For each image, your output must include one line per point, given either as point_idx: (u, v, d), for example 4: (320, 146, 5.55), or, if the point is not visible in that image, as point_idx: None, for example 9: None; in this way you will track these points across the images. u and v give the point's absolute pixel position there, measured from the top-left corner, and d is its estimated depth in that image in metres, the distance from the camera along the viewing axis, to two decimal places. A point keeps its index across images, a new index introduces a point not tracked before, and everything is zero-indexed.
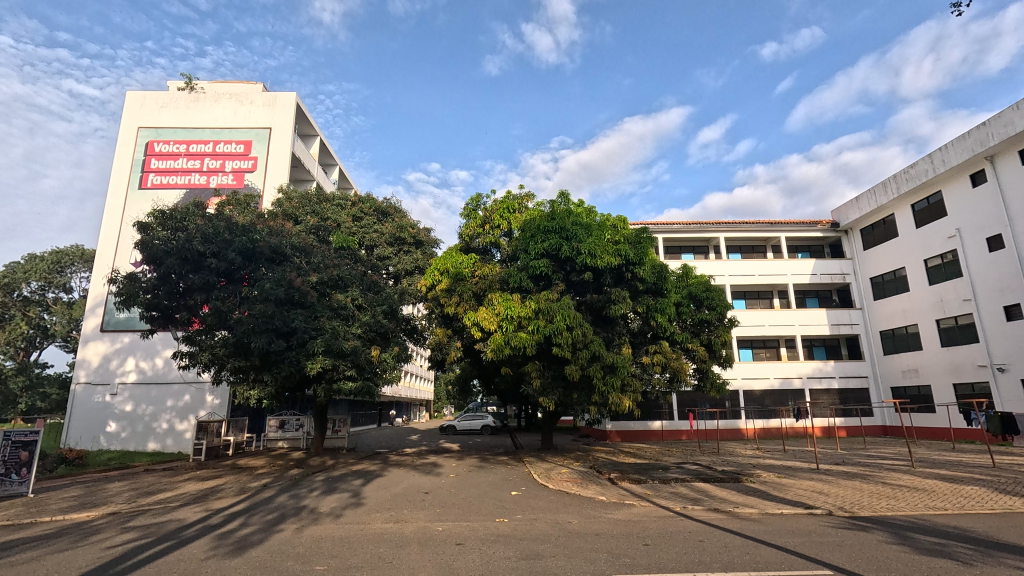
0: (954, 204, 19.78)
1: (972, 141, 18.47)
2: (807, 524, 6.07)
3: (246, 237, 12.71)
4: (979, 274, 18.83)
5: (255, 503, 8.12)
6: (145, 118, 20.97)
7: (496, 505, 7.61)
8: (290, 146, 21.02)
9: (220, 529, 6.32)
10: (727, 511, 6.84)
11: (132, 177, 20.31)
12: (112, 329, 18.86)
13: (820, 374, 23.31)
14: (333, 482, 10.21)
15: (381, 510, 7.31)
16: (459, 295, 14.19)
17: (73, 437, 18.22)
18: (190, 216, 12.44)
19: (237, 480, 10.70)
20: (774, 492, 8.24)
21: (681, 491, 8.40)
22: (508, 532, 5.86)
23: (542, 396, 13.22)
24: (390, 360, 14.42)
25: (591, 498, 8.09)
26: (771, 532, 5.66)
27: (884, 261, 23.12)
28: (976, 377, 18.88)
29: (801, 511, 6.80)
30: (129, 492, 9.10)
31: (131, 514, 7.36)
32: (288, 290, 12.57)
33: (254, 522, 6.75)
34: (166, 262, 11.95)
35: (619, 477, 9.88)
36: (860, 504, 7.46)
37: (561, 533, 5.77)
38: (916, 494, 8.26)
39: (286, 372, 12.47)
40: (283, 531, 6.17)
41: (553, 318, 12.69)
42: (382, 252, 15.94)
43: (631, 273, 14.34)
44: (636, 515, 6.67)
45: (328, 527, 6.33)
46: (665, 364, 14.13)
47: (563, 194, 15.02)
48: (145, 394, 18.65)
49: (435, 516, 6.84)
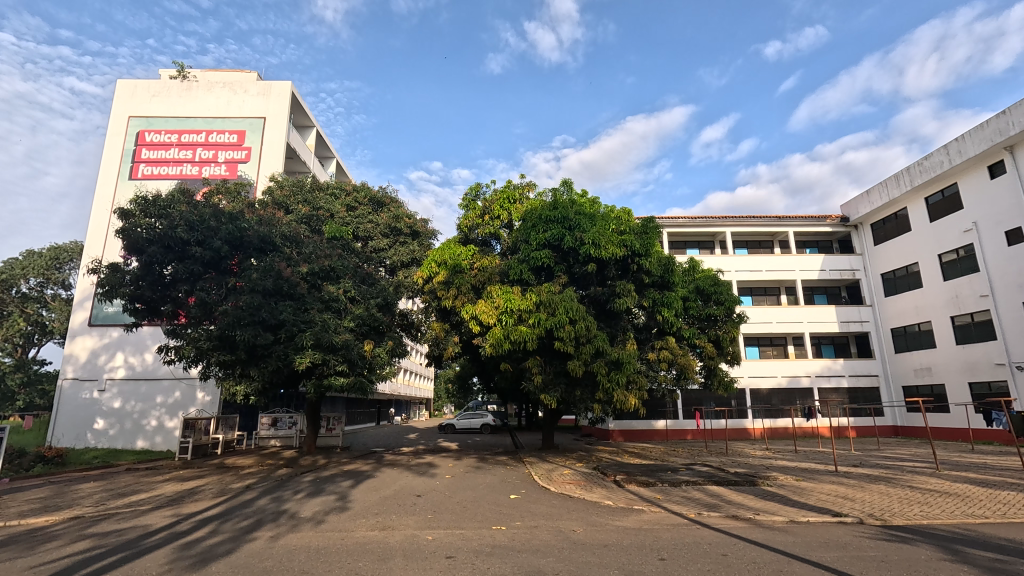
0: (971, 197, 19.08)
1: (991, 130, 17.74)
2: (840, 534, 5.43)
3: (234, 225, 12.08)
4: (996, 269, 18.14)
5: (232, 507, 7.49)
6: (136, 107, 20.37)
7: (494, 511, 6.96)
8: (285, 136, 20.43)
9: (185, 538, 5.71)
10: (749, 519, 6.20)
11: (123, 167, 19.74)
12: (100, 323, 18.27)
13: (828, 373, 22.69)
14: (321, 483, 9.58)
15: (367, 516, 6.65)
16: (458, 288, 13.48)
17: (59, 435, 17.62)
18: (175, 203, 11.79)
19: (220, 480, 10.10)
20: (797, 497, 7.58)
21: (694, 496, 7.75)
22: (507, 543, 5.23)
23: (544, 394, 12.55)
24: (384, 355, 13.76)
25: (596, 502, 7.44)
26: (801, 544, 5.03)
27: (896, 256, 22.43)
28: (994, 376, 18.22)
29: (829, 519, 6.16)
30: (101, 494, 8.47)
31: (96, 519, 6.75)
32: (276, 280, 12.04)
33: (226, 530, 6.13)
34: (148, 251, 11.32)
35: (625, 479, 9.23)
36: (890, 510, 6.86)
37: (567, 545, 5.13)
38: (950, 500, 7.60)
39: (274, 367, 11.90)
40: (255, 541, 5.56)
41: (555, 310, 12.05)
42: (377, 244, 15.39)
43: (636, 264, 13.70)
44: (648, 523, 6.04)
45: (306, 535, 5.71)
46: (672, 361, 13.56)
47: (566, 182, 14.38)
48: (133, 390, 18.08)
49: (427, 523, 6.24)
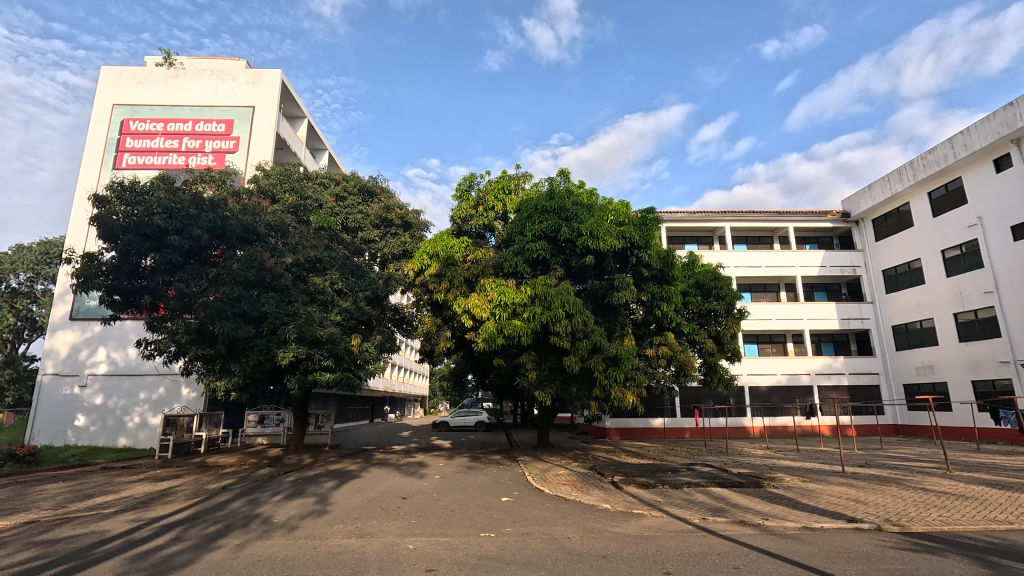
0: (976, 191, 18.67)
1: (997, 122, 17.29)
2: (859, 543, 4.97)
3: (215, 213, 11.52)
4: (1002, 265, 17.74)
5: (202, 511, 6.97)
6: (121, 94, 19.76)
7: (483, 515, 6.50)
8: (274, 125, 19.86)
9: (141, 547, 5.20)
10: (756, 524, 5.75)
11: (106, 156, 19.16)
12: (82, 317, 17.66)
13: (829, 370, 22.33)
14: (303, 484, 9.08)
15: (346, 521, 6.16)
16: (449, 282, 12.93)
17: (36, 432, 17.05)
18: (153, 189, 11.17)
19: (196, 481, 9.56)
20: (806, 500, 7.14)
21: (698, 498, 7.28)
22: (496, 554, 4.74)
23: (538, 390, 11.99)
24: (372, 350, 13.23)
25: (593, 506, 6.97)
26: (818, 555, 4.55)
27: (899, 252, 22.03)
28: (998, 373, 17.84)
29: (844, 526, 5.69)
30: (64, 495, 7.90)
31: (52, 524, 6.22)
32: (259, 271, 11.62)
33: (190, 537, 5.62)
34: (123, 239, 10.74)
35: (624, 480, 8.76)
36: (907, 515, 6.42)
37: (562, 555, 4.66)
38: (969, 504, 7.15)
39: (256, 362, 11.37)
40: (219, 549, 5.06)
41: (551, 304, 11.57)
42: (367, 235, 14.85)
43: (636, 257, 13.24)
44: (650, 530, 5.56)
45: (274, 544, 5.20)
46: (671, 357, 13.08)
47: (563, 171, 13.88)
48: (116, 386, 17.52)
49: (409, 529, 5.77)
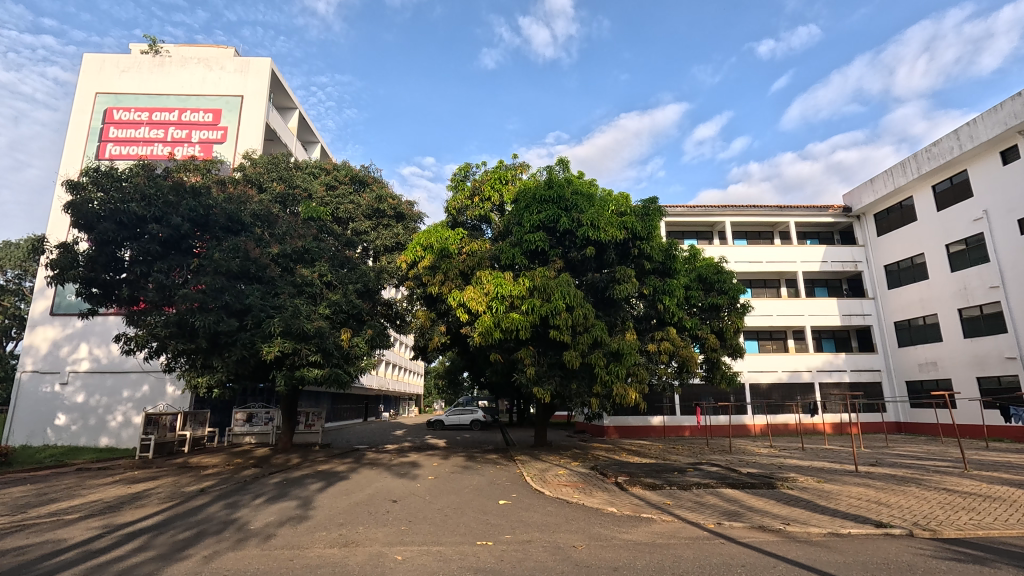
0: (981, 184, 18.30)
1: (1004, 113, 16.90)
2: (896, 552, 4.49)
3: (197, 201, 10.92)
4: (1009, 259, 17.36)
5: (175, 516, 6.43)
6: (103, 83, 19.09)
7: (479, 521, 5.99)
8: (263, 115, 19.24)
9: (98, 558, 4.65)
10: (778, 530, 5.27)
11: (89, 147, 18.50)
12: (63, 312, 17.02)
13: (830, 368, 21.94)
14: (287, 486, 8.53)
15: (330, 528, 5.64)
16: (444, 274, 12.40)
17: (14, 432, 16.40)
18: (132, 175, 10.60)
19: (174, 483, 9.00)
20: (824, 503, 6.65)
21: (709, 501, 6.79)
22: (494, 567, 4.21)
23: (537, 386, 11.50)
24: (363, 346, 12.69)
25: (597, 509, 6.46)
26: (857, 567, 4.05)
27: (901, 247, 21.66)
28: (1003, 370, 17.49)
29: (873, 531, 5.23)
30: (26, 500, 7.31)
31: (4, 533, 5.64)
32: (243, 262, 11.06)
33: (155, 545, 5.08)
34: (98, 227, 10.09)
35: (629, 481, 8.24)
36: (938, 519, 5.92)
37: (569, 568, 4.14)
38: (999, 506, 6.67)
39: (239, 357, 10.83)
40: (184, 562, 4.52)
41: (550, 296, 11.04)
42: (359, 227, 14.34)
43: (637, 249, 12.75)
44: (661, 537, 5.07)
45: (245, 555, 4.66)
46: (673, 353, 12.59)
47: (561, 161, 13.37)
48: (99, 384, 16.91)
49: (398, 537, 5.26)
